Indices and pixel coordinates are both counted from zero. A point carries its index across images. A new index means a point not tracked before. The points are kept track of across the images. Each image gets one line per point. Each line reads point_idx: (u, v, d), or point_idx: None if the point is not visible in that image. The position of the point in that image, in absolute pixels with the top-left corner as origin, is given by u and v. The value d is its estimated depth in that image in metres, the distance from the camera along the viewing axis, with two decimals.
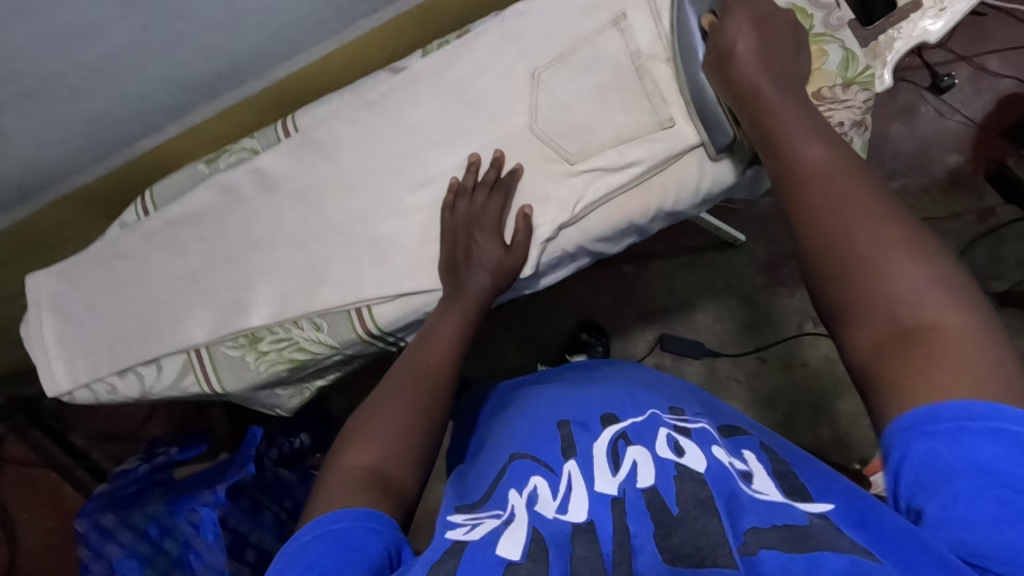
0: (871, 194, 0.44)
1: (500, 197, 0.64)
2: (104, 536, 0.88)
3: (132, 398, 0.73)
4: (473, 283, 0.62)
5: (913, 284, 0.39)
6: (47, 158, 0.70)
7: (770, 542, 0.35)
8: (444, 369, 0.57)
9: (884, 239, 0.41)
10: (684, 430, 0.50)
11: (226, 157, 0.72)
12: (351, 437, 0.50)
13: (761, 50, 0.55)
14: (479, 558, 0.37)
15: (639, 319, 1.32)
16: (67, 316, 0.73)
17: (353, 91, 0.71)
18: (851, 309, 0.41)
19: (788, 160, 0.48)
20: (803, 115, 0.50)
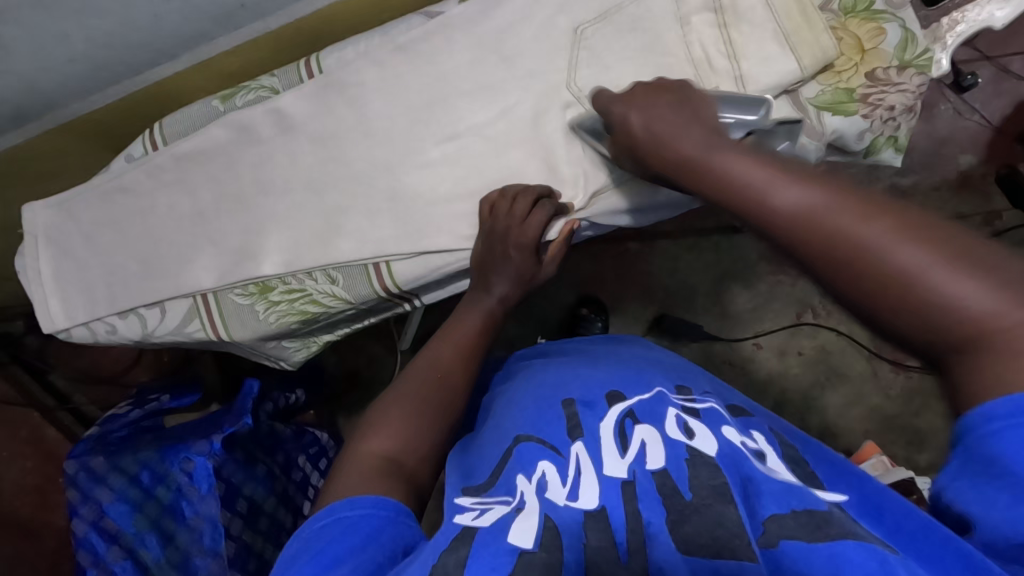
0: (855, 206, 0.39)
1: (544, 212, 0.60)
2: (93, 479, 0.85)
3: (132, 340, 0.69)
4: (497, 286, 0.61)
5: (961, 288, 0.35)
6: (50, 81, 0.65)
7: (789, 531, 0.36)
8: (463, 368, 0.57)
9: (906, 256, 0.36)
10: (692, 411, 0.49)
11: (244, 93, 0.68)
12: (373, 424, 0.51)
13: (669, 122, 0.51)
14: (491, 547, 0.37)
15: (640, 298, 1.31)
16: (65, 250, 0.69)
17: (383, 34, 0.68)
18: (907, 336, 0.37)
19: (761, 216, 0.43)
20: (745, 159, 0.45)
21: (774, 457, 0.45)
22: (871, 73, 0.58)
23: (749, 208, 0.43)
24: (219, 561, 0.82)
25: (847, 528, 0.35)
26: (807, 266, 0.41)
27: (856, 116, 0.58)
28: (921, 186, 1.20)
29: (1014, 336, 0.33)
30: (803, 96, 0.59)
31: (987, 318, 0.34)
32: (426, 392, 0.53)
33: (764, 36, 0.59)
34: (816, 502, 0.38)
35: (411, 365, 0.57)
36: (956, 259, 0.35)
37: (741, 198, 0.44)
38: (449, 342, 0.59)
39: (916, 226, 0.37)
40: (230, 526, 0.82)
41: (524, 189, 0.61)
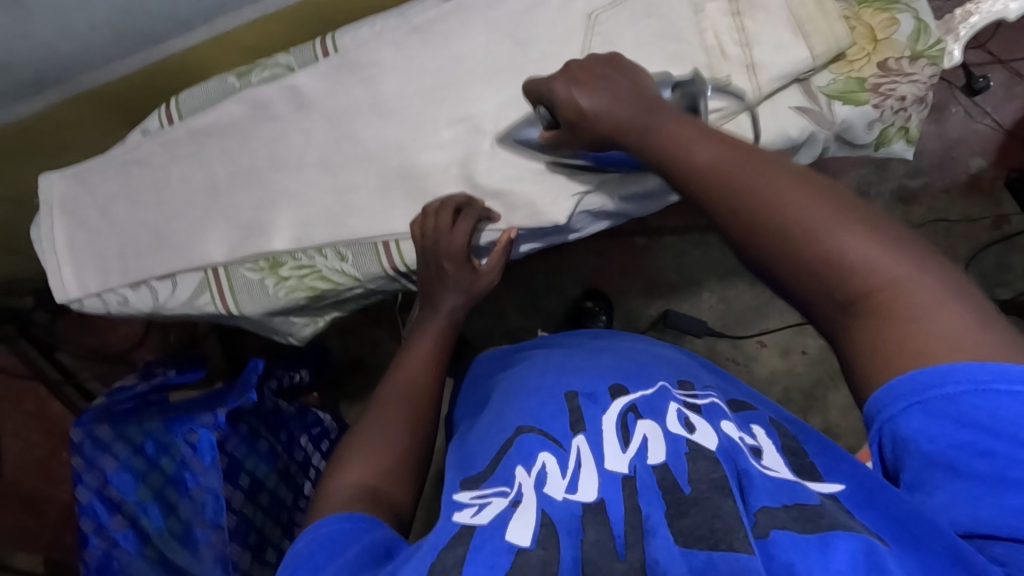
0: (770, 172, 0.42)
1: (470, 221, 0.61)
2: (98, 447, 0.86)
3: (144, 312, 0.70)
4: (446, 301, 0.63)
5: (861, 245, 0.37)
6: (71, 48, 0.66)
7: (780, 521, 0.35)
8: (424, 392, 0.59)
9: (810, 221, 0.39)
10: (694, 406, 0.49)
11: (260, 70, 0.68)
12: (344, 461, 0.52)
13: (608, 88, 0.51)
14: (489, 545, 0.37)
15: (644, 291, 1.33)
16: (79, 220, 0.70)
17: (398, 14, 0.67)
18: (805, 301, 0.40)
19: (683, 172, 0.45)
20: (677, 121, 0.47)
21: (771, 451, 0.44)
22: (884, 63, 0.58)
23: (673, 168, 0.45)
24: (221, 534, 0.83)
25: (839, 518, 0.35)
26: (721, 224, 0.43)
27: (867, 106, 0.59)
28: (929, 188, 1.21)
29: (891, 294, 0.36)
30: (815, 84, 0.59)
31: (874, 279, 0.37)
32: (393, 429, 0.55)
33: (777, 24, 0.59)
34: (807, 497, 0.37)
35: (375, 402, 0.58)
36: (844, 217, 0.38)
37: (666, 160, 0.46)
38: (410, 363, 0.61)
39: (818, 188, 0.40)
40: (232, 500, 0.84)
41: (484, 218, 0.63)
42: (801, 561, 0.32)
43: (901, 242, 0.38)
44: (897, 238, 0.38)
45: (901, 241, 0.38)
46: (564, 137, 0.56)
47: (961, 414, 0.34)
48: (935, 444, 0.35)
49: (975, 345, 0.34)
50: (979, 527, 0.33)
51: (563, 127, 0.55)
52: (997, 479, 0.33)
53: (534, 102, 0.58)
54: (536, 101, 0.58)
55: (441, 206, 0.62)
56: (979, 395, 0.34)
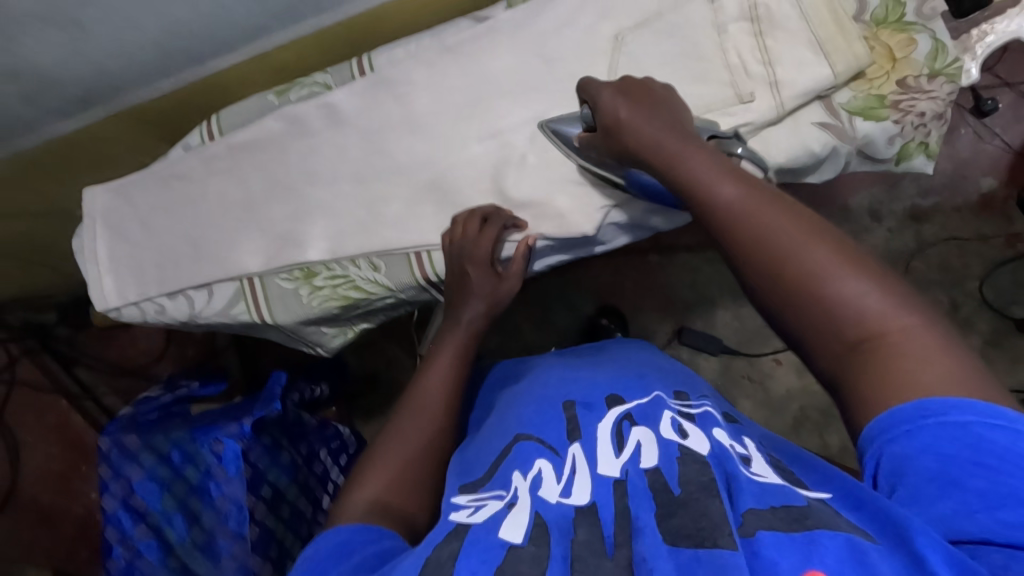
0: (791, 216, 0.46)
1: (494, 229, 0.62)
2: (126, 457, 0.87)
3: (180, 320, 0.72)
4: (467, 313, 0.64)
5: (862, 293, 0.42)
6: (118, 66, 0.69)
7: (768, 522, 0.35)
8: (446, 403, 0.60)
9: (821, 265, 0.43)
10: (687, 414, 0.51)
11: (298, 89, 0.71)
12: (360, 476, 0.54)
13: (645, 112, 0.55)
14: (480, 544, 0.38)
15: (657, 308, 1.34)
16: (120, 232, 0.72)
17: (431, 34, 0.69)
18: (807, 336, 0.44)
19: (708, 201, 0.48)
20: (707, 152, 0.51)
21: (760, 461, 0.45)
22: (903, 80, 0.60)
23: (696, 197, 0.49)
24: (243, 544, 0.83)
25: (824, 518, 0.35)
26: (736, 253, 0.47)
27: (887, 121, 0.61)
28: (940, 208, 1.23)
29: (889, 338, 0.40)
30: (836, 101, 0.62)
31: (874, 324, 0.41)
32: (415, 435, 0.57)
33: (800, 44, 0.61)
34: (794, 498, 0.38)
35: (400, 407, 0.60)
36: (849, 265, 0.43)
37: (690, 188, 0.50)
38: (433, 372, 0.62)
39: (828, 237, 0.45)
40: (254, 510, 0.84)
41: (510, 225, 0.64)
42: (785, 560, 0.32)
43: (899, 295, 0.42)
44: (896, 291, 0.42)
45: (898, 294, 0.42)
46: (599, 142, 0.59)
47: (968, 436, 0.36)
48: (933, 461, 0.36)
49: (958, 385, 0.38)
50: (970, 536, 0.33)
51: (600, 132, 0.58)
52: (994, 494, 0.34)
53: (580, 101, 0.60)
54: (583, 100, 0.60)
55: (467, 215, 0.64)
56: (979, 424, 0.36)
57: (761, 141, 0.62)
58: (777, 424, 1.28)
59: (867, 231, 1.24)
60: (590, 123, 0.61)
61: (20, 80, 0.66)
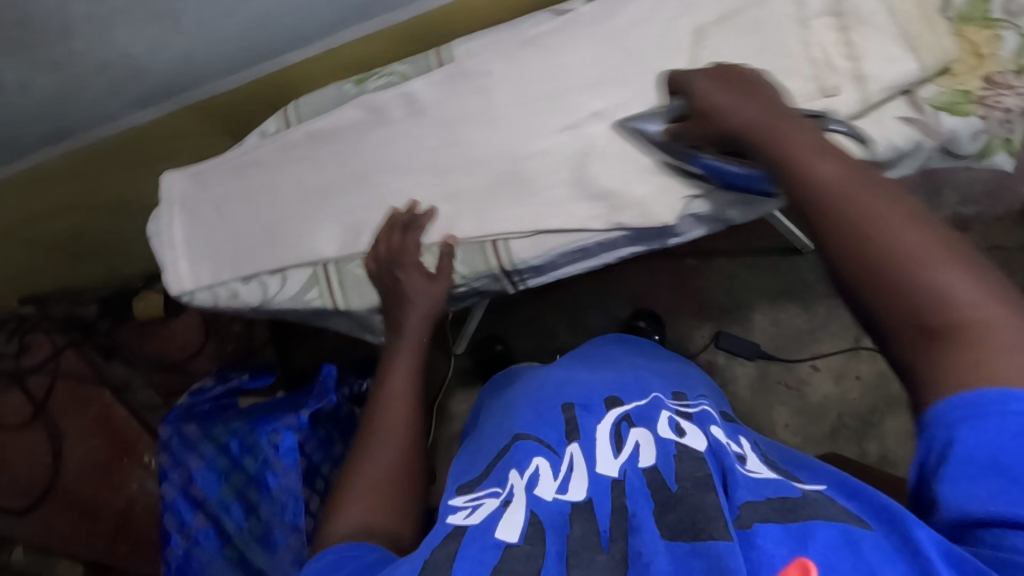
0: (888, 191, 0.41)
1: (415, 237, 0.66)
2: (185, 446, 0.87)
3: (251, 306, 0.72)
4: (408, 323, 0.66)
5: (958, 279, 0.36)
6: (202, 58, 0.71)
7: (762, 514, 0.39)
8: (411, 415, 0.60)
9: (913, 243, 0.38)
10: (685, 414, 0.56)
11: (376, 79, 0.72)
12: (334, 505, 0.53)
13: (736, 94, 0.52)
14: (477, 543, 0.42)
15: (694, 313, 1.34)
16: (196, 217, 0.73)
17: (509, 27, 0.71)
18: (884, 319, 0.38)
19: (796, 174, 0.44)
20: (803, 132, 0.47)
21: (753, 459, 0.50)
22: (989, 77, 0.61)
23: (783, 168, 0.45)
24: (299, 536, 0.82)
25: (817, 506, 0.39)
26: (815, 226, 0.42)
27: (973, 117, 0.61)
28: (983, 217, 1.22)
29: (981, 328, 0.35)
30: (920, 96, 0.62)
31: (962, 307, 0.35)
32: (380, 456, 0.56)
33: (885, 39, 0.61)
34: (788, 491, 0.42)
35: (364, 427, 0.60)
36: (947, 250, 0.37)
37: (777, 159, 0.46)
38: (394, 383, 0.62)
39: (927, 220, 0.39)
40: (310, 502, 0.84)
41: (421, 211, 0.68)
42: (779, 550, 0.35)
43: (999, 288, 0.36)
44: (997, 285, 0.36)
45: (999, 288, 0.36)
46: (687, 129, 0.57)
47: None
48: (979, 451, 0.33)
49: None
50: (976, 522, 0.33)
51: (692, 117, 0.55)
52: None
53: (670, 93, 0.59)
54: (672, 92, 0.59)
55: (393, 228, 0.67)
56: None
57: None
58: (813, 432, 1.26)
59: None
60: (677, 113, 0.59)
61: (107, 70, 0.67)
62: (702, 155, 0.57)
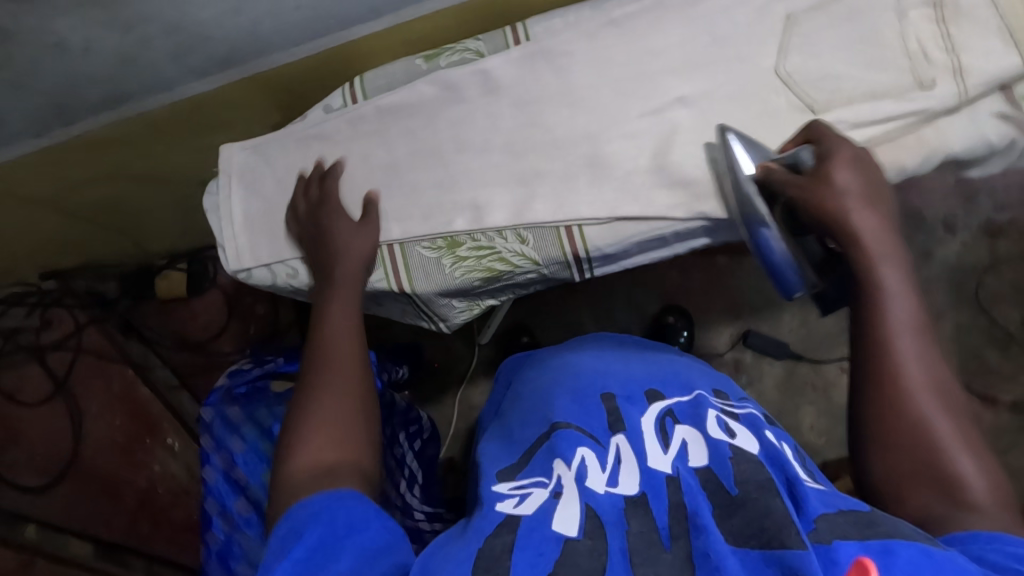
0: (939, 368, 0.52)
1: (331, 186, 0.68)
2: (227, 428, 0.84)
3: (311, 285, 0.70)
4: (343, 266, 0.65)
5: (967, 468, 0.47)
6: (269, 27, 0.68)
7: (839, 529, 0.39)
8: (351, 349, 0.61)
9: (937, 415, 0.50)
10: (732, 414, 0.54)
11: (448, 55, 0.70)
12: (287, 448, 0.54)
13: (868, 206, 0.57)
14: (537, 533, 0.42)
15: (723, 310, 1.33)
16: (257, 191, 0.71)
17: (591, 6, 0.69)
18: (898, 468, 0.50)
19: (880, 325, 0.54)
20: (902, 284, 0.55)
21: (801, 465, 0.50)
22: None
23: (872, 313, 0.55)
24: None
25: (891, 525, 0.39)
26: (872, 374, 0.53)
27: None
28: (1018, 224, 1.23)
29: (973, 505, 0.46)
30: (1016, 92, 0.60)
31: (963, 489, 0.47)
32: (329, 394, 0.57)
33: (987, 32, 0.60)
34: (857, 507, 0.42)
35: (308, 370, 0.60)
36: (965, 445, 0.49)
37: (874, 302, 0.55)
38: (334, 323, 0.62)
39: (958, 415, 0.50)
40: None
41: (364, 201, 0.68)
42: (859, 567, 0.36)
43: (997, 485, 0.47)
44: (995, 479, 0.47)
45: (997, 484, 0.47)
46: (801, 186, 0.58)
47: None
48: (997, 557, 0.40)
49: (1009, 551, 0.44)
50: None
51: (806, 184, 0.58)
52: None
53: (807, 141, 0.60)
54: (807, 142, 0.60)
55: (314, 182, 0.68)
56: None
57: (939, 129, 0.61)
58: (837, 433, 1.26)
59: (939, 243, 1.24)
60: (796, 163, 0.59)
61: (175, 35, 0.65)
62: (767, 227, 0.59)
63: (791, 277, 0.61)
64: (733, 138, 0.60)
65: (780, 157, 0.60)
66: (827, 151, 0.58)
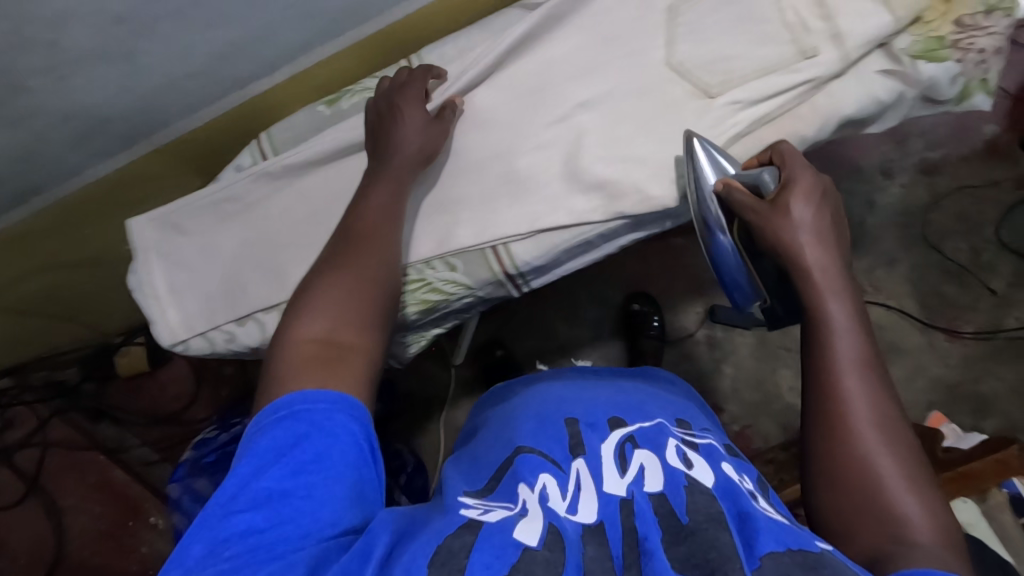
0: (889, 403, 0.48)
1: (424, 82, 0.65)
2: (198, 501, 0.83)
3: (251, 348, 0.69)
4: (402, 145, 0.61)
5: (912, 507, 0.43)
6: (168, 96, 0.67)
7: (784, 568, 0.37)
8: (380, 236, 0.56)
9: (884, 451, 0.45)
10: (691, 444, 0.52)
11: (349, 97, 0.70)
12: (297, 313, 0.50)
13: (810, 224, 0.55)
14: (495, 539, 0.38)
15: (688, 288, 1.35)
16: (180, 262, 0.70)
17: (479, 27, 0.70)
18: (840, 504, 0.45)
19: (827, 350, 0.49)
20: (852, 309, 0.51)
21: (761, 499, 0.47)
22: (960, 20, 0.61)
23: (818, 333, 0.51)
24: None
25: (837, 565, 0.37)
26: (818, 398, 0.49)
27: (950, 61, 0.61)
28: (950, 158, 1.27)
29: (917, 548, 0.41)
30: (896, 47, 0.62)
31: (909, 530, 0.42)
32: (360, 285, 0.52)
33: None
34: (808, 543, 0.39)
35: (342, 244, 0.56)
36: (913, 483, 0.44)
37: (818, 324, 0.51)
38: (377, 206, 0.58)
39: (908, 452, 0.46)
40: None
41: (444, 102, 0.66)
42: None
43: (947, 532, 0.43)
44: (945, 526, 0.43)
45: (947, 531, 0.43)
46: (754, 201, 0.57)
47: None
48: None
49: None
50: None
51: (761, 202, 0.57)
52: None
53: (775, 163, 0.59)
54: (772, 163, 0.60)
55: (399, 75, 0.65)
56: None
57: (829, 94, 0.63)
58: None
59: (880, 189, 1.28)
60: (762, 186, 0.59)
61: (70, 121, 0.64)
62: (724, 233, 0.62)
63: (742, 286, 0.65)
64: (703, 147, 0.60)
65: (744, 176, 0.60)
66: (787, 173, 0.58)
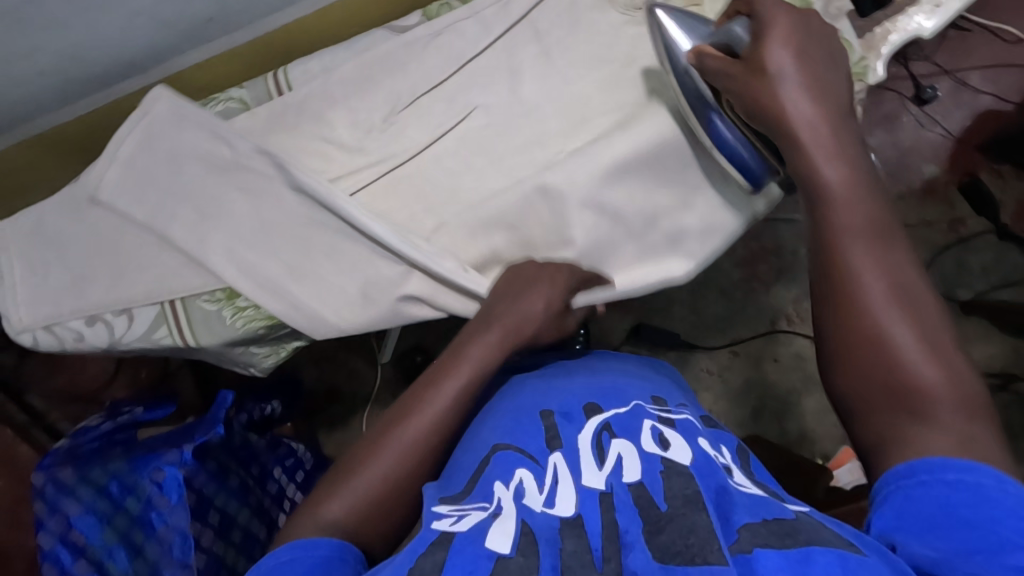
0: (901, 276, 0.46)
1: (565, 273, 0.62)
2: (61, 490, 0.81)
3: (100, 348, 0.69)
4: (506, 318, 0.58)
5: (934, 382, 0.42)
6: (21, 92, 0.66)
7: (762, 538, 0.35)
8: (456, 408, 0.53)
9: (910, 339, 0.44)
10: (667, 421, 0.49)
11: (214, 104, 0.71)
12: (335, 481, 0.49)
13: (813, 99, 0.52)
14: (467, 552, 0.36)
15: (617, 306, 1.28)
16: (31, 252, 0.69)
17: (344, 48, 0.71)
18: (857, 400, 0.45)
19: (836, 251, 0.48)
20: (862, 198, 0.49)
21: (739, 472, 0.45)
22: None
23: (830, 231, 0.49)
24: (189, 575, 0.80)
25: (814, 534, 0.35)
26: (827, 294, 0.48)
27: None
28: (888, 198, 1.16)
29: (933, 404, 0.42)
30: None
31: (931, 408, 0.42)
32: (398, 450, 0.50)
33: None
34: (783, 513, 0.38)
35: (409, 398, 0.54)
36: (933, 355, 0.43)
37: (824, 226, 0.49)
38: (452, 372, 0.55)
39: (927, 327, 0.44)
40: (200, 537, 0.82)
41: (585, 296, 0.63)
42: None
43: (970, 405, 0.42)
44: (967, 394, 0.42)
45: (970, 404, 0.42)
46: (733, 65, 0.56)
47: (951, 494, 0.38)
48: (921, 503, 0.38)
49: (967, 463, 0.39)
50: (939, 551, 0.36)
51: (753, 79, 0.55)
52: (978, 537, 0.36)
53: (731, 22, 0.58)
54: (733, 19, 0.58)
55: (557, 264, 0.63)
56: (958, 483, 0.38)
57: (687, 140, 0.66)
58: (734, 416, 1.23)
59: None
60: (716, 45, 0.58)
61: None
62: (718, 114, 0.62)
63: (750, 166, 0.62)
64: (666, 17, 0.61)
65: (714, 38, 0.59)
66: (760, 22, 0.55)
